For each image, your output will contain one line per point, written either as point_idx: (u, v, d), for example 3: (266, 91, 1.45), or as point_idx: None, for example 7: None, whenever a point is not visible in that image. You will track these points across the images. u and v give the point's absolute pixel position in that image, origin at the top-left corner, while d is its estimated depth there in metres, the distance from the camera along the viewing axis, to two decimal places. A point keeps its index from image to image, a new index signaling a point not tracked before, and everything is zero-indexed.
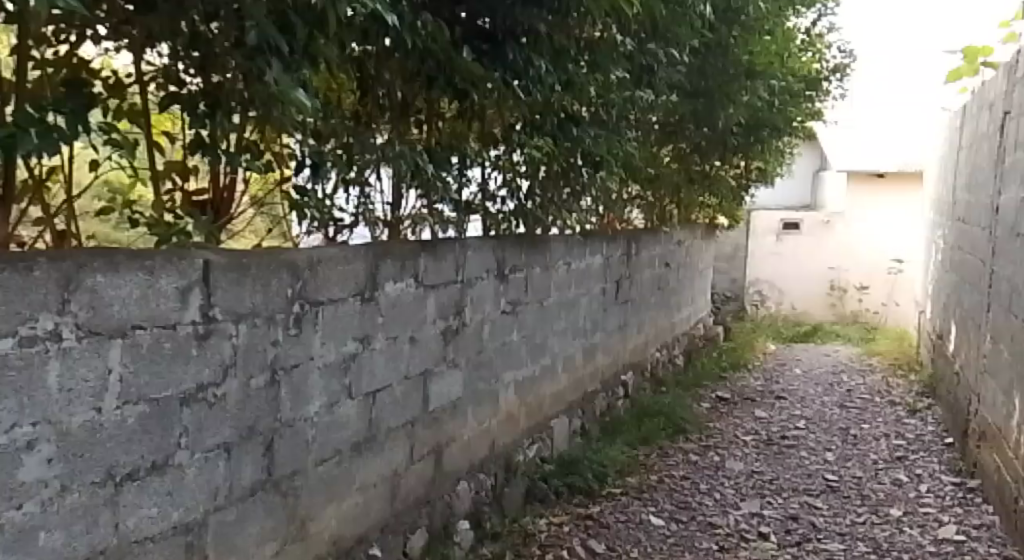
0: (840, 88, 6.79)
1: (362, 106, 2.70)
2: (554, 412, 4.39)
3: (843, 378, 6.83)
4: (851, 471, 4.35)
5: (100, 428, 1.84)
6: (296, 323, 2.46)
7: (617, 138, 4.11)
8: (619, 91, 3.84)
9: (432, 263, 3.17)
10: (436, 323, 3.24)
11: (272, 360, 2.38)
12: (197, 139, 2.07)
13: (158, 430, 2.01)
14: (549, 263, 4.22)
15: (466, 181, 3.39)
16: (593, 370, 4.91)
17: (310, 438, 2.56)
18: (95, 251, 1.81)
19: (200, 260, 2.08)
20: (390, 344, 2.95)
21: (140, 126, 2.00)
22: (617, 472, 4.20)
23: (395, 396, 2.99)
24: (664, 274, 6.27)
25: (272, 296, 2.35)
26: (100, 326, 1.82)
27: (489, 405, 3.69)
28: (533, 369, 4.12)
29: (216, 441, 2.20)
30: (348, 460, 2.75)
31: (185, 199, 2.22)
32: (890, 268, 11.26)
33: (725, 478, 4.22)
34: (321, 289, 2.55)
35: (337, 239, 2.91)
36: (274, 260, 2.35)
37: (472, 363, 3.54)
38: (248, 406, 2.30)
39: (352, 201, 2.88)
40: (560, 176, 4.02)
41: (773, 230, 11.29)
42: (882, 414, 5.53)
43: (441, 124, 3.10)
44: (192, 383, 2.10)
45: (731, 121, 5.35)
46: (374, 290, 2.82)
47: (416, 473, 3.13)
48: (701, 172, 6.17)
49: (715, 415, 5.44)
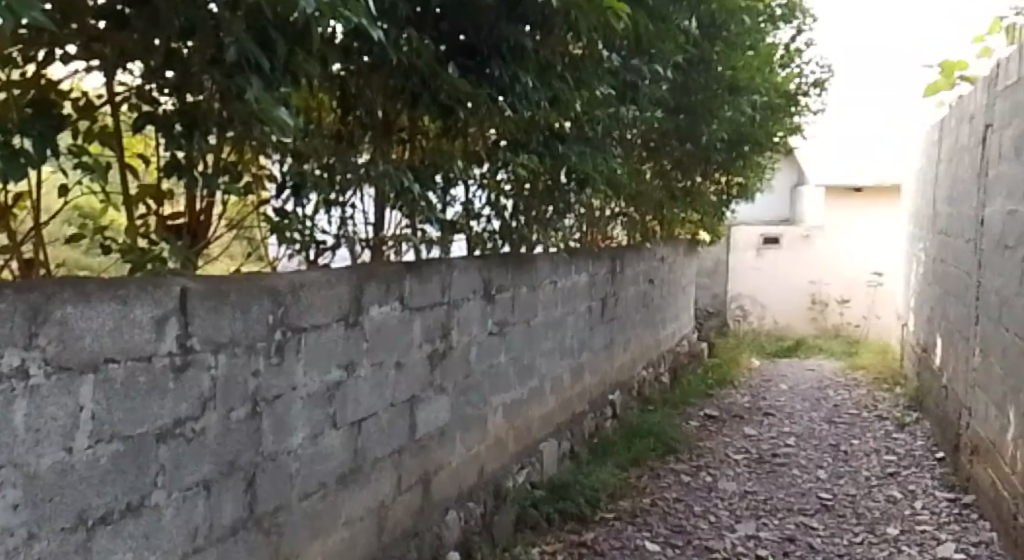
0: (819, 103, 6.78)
1: (344, 125, 2.61)
2: (543, 435, 4.30)
3: (829, 393, 6.78)
4: (844, 488, 4.27)
5: (70, 469, 1.73)
6: (278, 352, 2.35)
7: (603, 155, 4.05)
8: (604, 107, 3.77)
9: (417, 285, 3.08)
10: (422, 348, 3.14)
11: (254, 391, 2.27)
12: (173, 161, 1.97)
13: (133, 470, 1.89)
14: (535, 282, 4.13)
15: (450, 200, 3.29)
16: (580, 391, 4.82)
17: (294, 472, 2.45)
18: (65, 281, 1.70)
19: (176, 288, 1.98)
20: (375, 370, 2.84)
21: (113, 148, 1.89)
22: (609, 495, 4.10)
23: (381, 424, 2.88)
24: (648, 291, 6.21)
25: (253, 323, 2.24)
26: (70, 361, 1.71)
27: (478, 430, 3.59)
28: (520, 391, 4.03)
29: (195, 478, 2.09)
30: (334, 493, 2.63)
31: (161, 223, 2.09)
32: (870, 281, 11.24)
33: (718, 499, 4.13)
34: (303, 315, 2.45)
35: (319, 261, 2.81)
36: (253, 286, 2.24)
37: (460, 388, 3.44)
38: (229, 441, 2.19)
39: (334, 222, 2.78)
40: (544, 194, 3.94)
41: (752, 245, 11.31)
42: (872, 429, 5.47)
43: (424, 143, 3.01)
44: (169, 418, 1.99)
45: (715, 136, 5.30)
46: (358, 314, 2.72)
47: (404, 504, 3.02)
48: (684, 189, 6.13)
49: (705, 433, 5.36)
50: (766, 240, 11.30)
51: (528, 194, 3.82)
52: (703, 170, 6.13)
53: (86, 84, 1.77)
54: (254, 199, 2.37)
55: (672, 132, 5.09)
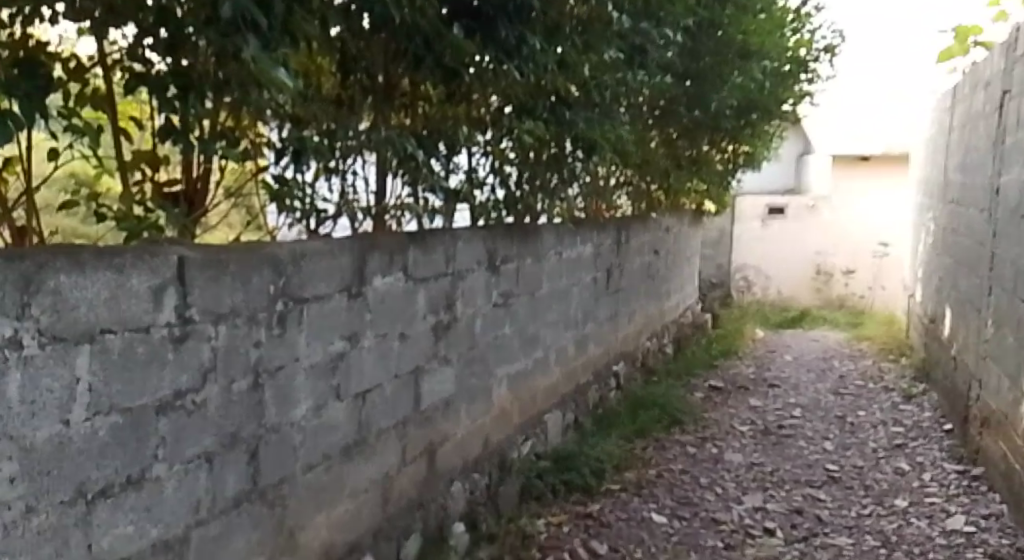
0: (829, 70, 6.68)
1: (345, 90, 2.55)
2: (548, 406, 4.27)
3: (834, 364, 6.75)
4: (851, 460, 4.24)
5: (67, 442, 1.69)
6: (280, 323, 2.30)
7: (611, 122, 3.98)
8: (612, 73, 3.70)
9: (421, 255, 3.03)
10: (427, 319, 3.09)
11: (256, 362, 2.22)
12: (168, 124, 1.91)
13: (133, 443, 1.85)
14: (540, 252, 4.08)
15: (453, 168, 3.23)
16: (585, 362, 4.79)
17: (298, 444, 2.41)
18: (58, 249, 1.65)
19: (174, 257, 1.92)
20: (379, 341, 2.79)
21: (106, 111, 1.85)
22: (615, 467, 4.07)
23: (385, 396, 2.84)
24: (653, 261, 6.16)
25: (254, 294, 2.19)
26: (65, 332, 1.66)
27: (483, 401, 3.56)
28: (525, 362, 3.99)
29: (197, 451, 2.04)
30: (338, 465, 2.60)
31: (156, 191, 2.05)
32: (875, 251, 11.23)
33: (724, 471, 4.10)
34: (305, 286, 2.40)
35: (320, 231, 2.75)
36: (254, 256, 2.19)
37: (464, 359, 3.40)
38: (231, 413, 2.14)
39: (335, 189, 2.73)
40: (549, 163, 3.87)
41: (758, 216, 11.24)
42: (878, 400, 5.43)
43: (427, 109, 2.95)
44: (168, 391, 1.94)
45: (723, 103, 5.23)
46: (361, 285, 2.67)
47: (409, 476, 2.98)
48: (690, 158, 6.06)
49: (709, 404, 5.33)
50: (771, 210, 11.25)
51: (533, 163, 3.76)
52: (709, 139, 6.05)
53: (77, 46, 1.74)
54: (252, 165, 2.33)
55: (680, 98, 5.02)
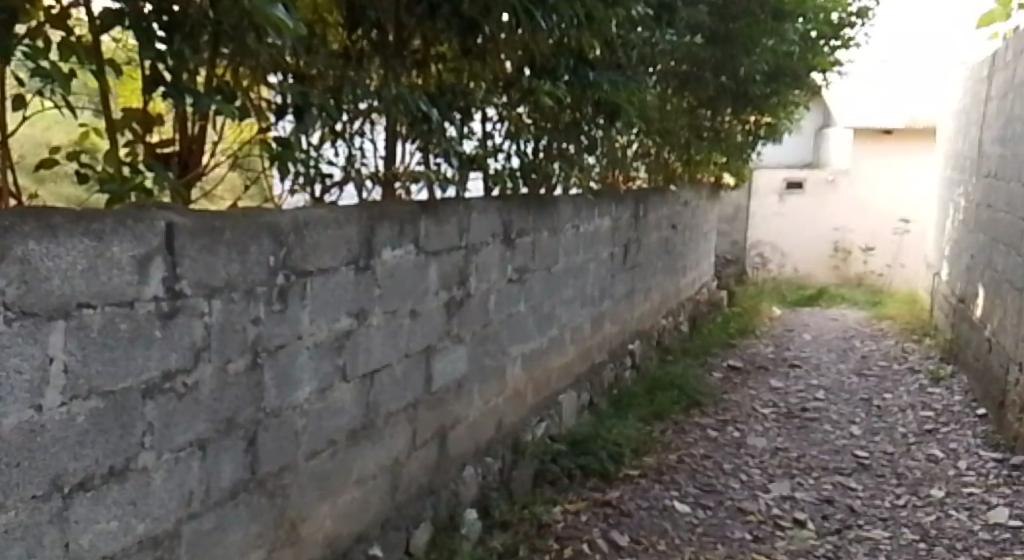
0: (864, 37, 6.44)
1: (351, 42, 2.36)
2: (563, 386, 4.08)
3: (856, 344, 6.55)
4: (881, 446, 4.04)
5: (40, 430, 1.50)
6: (281, 298, 2.11)
7: (636, 85, 3.81)
8: (638, 31, 3.61)
9: (433, 227, 2.83)
10: (439, 294, 2.89)
11: (254, 340, 2.03)
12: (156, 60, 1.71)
13: (117, 431, 1.67)
14: (557, 225, 3.88)
15: (467, 134, 3.01)
16: (600, 340, 4.60)
17: (301, 429, 2.22)
18: (28, 212, 1.46)
19: (161, 223, 1.73)
20: (388, 318, 2.60)
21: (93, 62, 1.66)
22: (634, 451, 3.88)
23: (394, 377, 2.65)
24: (671, 236, 5.97)
25: (252, 266, 1.99)
26: (36, 306, 1.47)
27: (497, 381, 3.37)
28: (541, 341, 3.80)
29: (189, 438, 1.85)
30: (344, 451, 2.41)
31: (149, 152, 1.88)
32: (896, 228, 11.01)
33: (749, 457, 3.92)
34: (308, 257, 2.20)
35: (325, 198, 2.56)
36: (252, 224, 1.99)
37: (477, 337, 3.20)
38: (226, 397, 1.95)
39: (343, 153, 2.53)
40: (568, 130, 3.64)
41: (775, 190, 11.08)
42: (904, 382, 5.24)
43: (440, 68, 2.75)
44: (156, 372, 1.75)
45: (752, 68, 5.02)
46: (369, 258, 2.47)
47: (419, 462, 2.80)
48: (710, 128, 5.87)
49: (728, 385, 5.14)
50: (789, 184, 11.08)
51: (554, 128, 3.54)
52: (731, 108, 5.85)
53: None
54: (263, 122, 2.14)
55: (707, 62, 4.82)
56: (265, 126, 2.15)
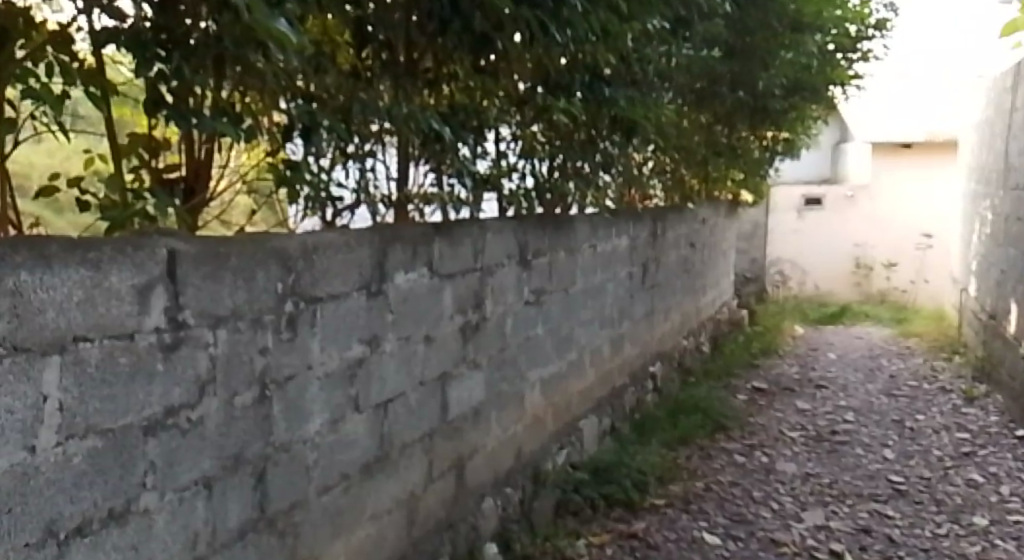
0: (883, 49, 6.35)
1: (361, 60, 2.28)
2: (583, 411, 3.98)
3: (883, 363, 6.43)
4: (916, 471, 3.91)
5: (34, 473, 1.40)
6: (289, 327, 2.01)
7: (653, 100, 3.73)
8: (654, 45, 3.53)
9: (448, 249, 2.73)
10: (454, 319, 2.80)
11: (262, 372, 1.93)
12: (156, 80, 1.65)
13: (116, 471, 1.57)
14: (574, 245, 3.79)
15: (480, 153, 2.92)
16: (620, 363, 4.49)
17: (312, 464, 2.13)
18: (20, 241, 1.37)
19: (163, 250, 1.64)
20: (402, 345, 2.50)
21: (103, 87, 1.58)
22: (658, 478, 3.76)
23: (409, 406, 2.55)
24: (690, 254, 5.87)
25: (258, 294, 1.90)
26: (29, 341, 1.38)
27: (515, 407, 3.27)
28: (560, 365, 3.70)
29: (194, 476, 1.76)
30: (358, 485, 2.31)
31: (156, 178, 1.83)
32: (919, 243, 10.94)
33: (779, 484, 3.79)
34: (318, 283, 2.11)
35: (337, 222, 2.48)
36: (259, 250, 1.90)
37: (495, 362, 3.11)
38: (232, 432, 1.85)
39: (353, 174, 2.45)
40: (585, 148, 3.56)
41: (794, 206, 11.10)
42: (937, 402, 5.11)
43: (452, 86, 2.67)
44: (158, 409, 1.66)
45: (772, 81, 4.94)
46: (382, 282, 2.38)
47: (436, 494, 2.70)
48: (728, 145, 5.79)
49: (753, 407, 5.02)
50: (808, 201, 11.08)
51: (571, 146, 3.46)
52: (749, 124, 5.77)
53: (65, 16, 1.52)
54: (277, 147, 2.08)
55: (725, 76, 4.75)
56: (278, 150, 2.09)
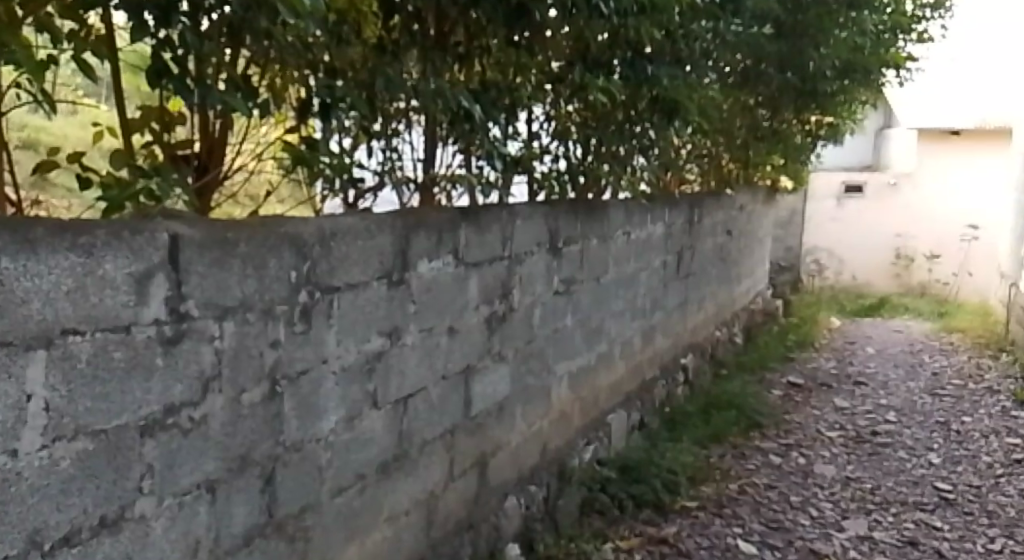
0: (938, 31, 6.15)
1: (387, 31, 2.12)
2: (612, 405, 3.83)
3: (924, 359, 6.62)
4: (965, 478, 4.00)
5: (15, 479, 1.27)
6: (303, 318, 1.87)
7: (696, 80, 3.56)
8: (700, 21, 3.35)
9: (474, 235, 2.58)
10: (480, 310, 2.65)
11: (272, 366, 1.80)
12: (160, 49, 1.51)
13: (108, 475, 1.44)
14: (607, 232, 3.64)
15: (511, 134, 2.77)
16: (651, 354, 4.34)
17: (325, 464, 1.99)
18: (4, 222, 1.23)
19: (163, 235, 1.51)
20: (424, 337, 2.36)
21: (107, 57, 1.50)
22: (690, 479, 3.62)
23: (431, 402, 2.41)
24: (726, 242, 5.73)
25: (270, 284, 1.77)
26: (10, 334, 1.24)
27: (541, 402, 3.13)
28: (589, 356, 3.55)
29: (194, 480, 1.63)
30: (374, 486, 2.18)
31: (168, 154, 1.72)
32: (963, 235, 10.71)
33: (818, 488, 3.74)
34: (335, 272, 1.97)
35: (359, 205, 2.33)
36: (271, 235, 1.76)
37: (522, 355, 2.96)
38: (238, 432, 1.72)
39: (375, 154, 2.30)
40: (623, 130, 3.40)
41: (833, 194, 10.93)
42: (985, 404, 5.32)
43: (484, 62, 2.52)
44: (157, 407, 1.52)
45: (822, 63, 4.78)
46: (404, 271, 2.23)
47: (457, 493, 2.57)
48: (769, 128, 5.68)
49: (790, 404, 5.03)
50: (847, 188, 10.92)
51: (608, 127, 3.29)
52: (792, 108, 5.63)
53: None
54: (300, 122, 1.96)
55: (771, 58, 4.62)
56: (299, 126, 1.97)
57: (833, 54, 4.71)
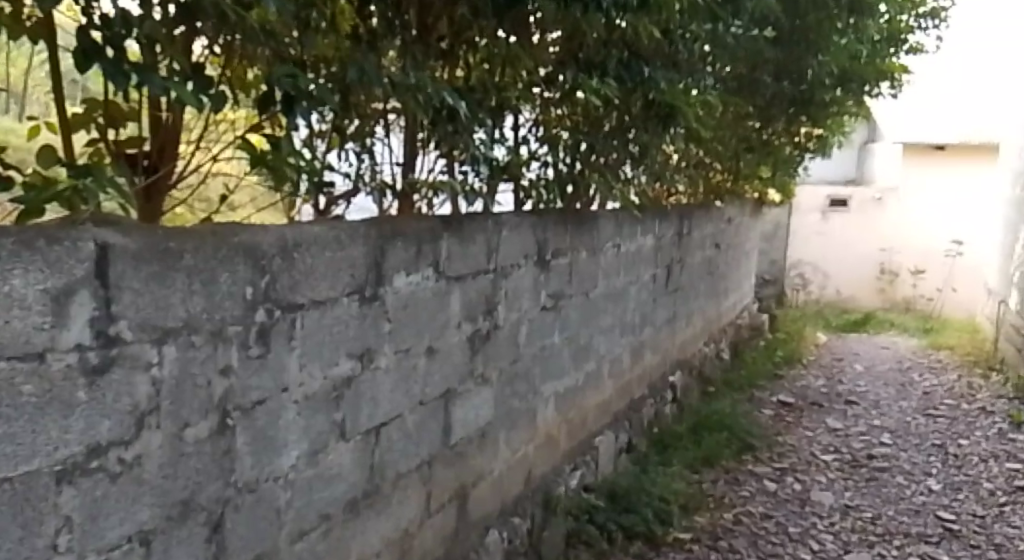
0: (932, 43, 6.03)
1: (363, 21, 1.89)
2: (599, 427, 3.61)
3: (914, 377, 6.46)
4: (967, 507, 3.80)
5: None
6: (260, 340, 1.63)
7: (691, 85, 3.37)
8: (700, 22, 3.16)
9: (457, 247, 2.36)
10: (462, 328, 2.42)
11: (222, 397, 1.56)
12: (90, 24, 1.28)
13: (13, 533, 1.19)
14: (597, 245, 3.42)
15: (498, 138, 2.54)
16: (640, 372, 4.13)
17: (284, 505, 1.75)
18: None
19: (89, 244, 1.27)
20: (400, 359, 2.12)
21: (47, 43, 1.27)
22: (682, 508, 3.40)
23: (406, 431, 2.18)
24: (714, 256, 5.54)
25: (220, 302, 1.52)
26: None
27: (526, 425, 2.90)
28: (577, 377, 3.33)
29: (126, 531, 1.38)
30: (341, 527, 1.94)
31: (114, 152, 1.49)
32: (948, 250, 10.60)
33: (817, 518, 3.54)
34: (299, 287, 1.73)
35: (331, 212, 2.11)
36: (223, 246, 1.52)
37: (505, 377, 2.73)
38: (179, 474, 1.47)
39: (349, 158, 2.07)
40: (615, 136, 3.19)
41: (817, 207, 10.82)
42: (980, 426, 5.15)
43: (469, 58, 2.30)
44: (78, 449, 1.28)
45: (820, 71, 4.63)
46: (378, 286, 2.00)
47: (434, 530, 2.33)
48: (760, 139, 5.51)
49: (782, 425, 4.83)
50: (832, 202, 10.80)
51: (599, 133, 3.07)
52: (783, 118, 5.47)
53: None
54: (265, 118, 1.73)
55: (767, 64, 4.45)
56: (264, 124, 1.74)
57: (831, 62, 4.58)
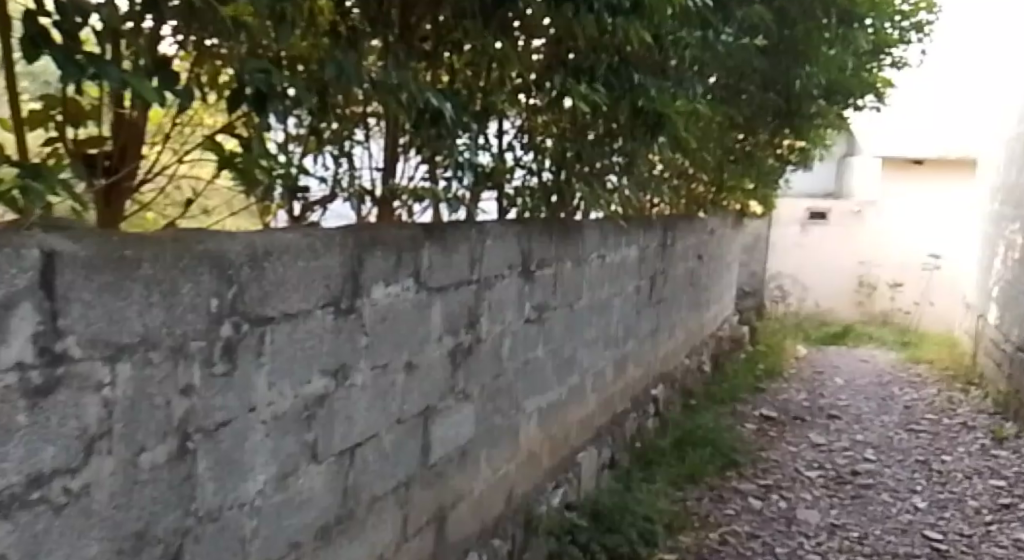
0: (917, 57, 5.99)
1: (343, 16, 1.77)
2: (582, 443, 3.49)
3: (895, 392, 6.40)
4: (954, 525, 3.72)
5: None
6: (225, 356, 1.51)
7: (680, 93, 3.27)
8: (690, 28, 3.06)
9: (439, 256, 2.24)
10: (442, 341, 2.30)
11: (182, 419, 1.43)
12: (40, 6, 1.15)
13: None
14: (581, 256, 3.31)
15: (483, 143, 2.43)
16: (622, 387, 4.02)
17: (250, 534, 1.62)
18: None
19: (35, 253, 1.13)
20: (377, 375, 2.00)
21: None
22: (667, 528, 3.30)
23: (382, 451, 2.05)
24: (696, 267, 5.46)
25: (182, 315, 1.40)
26: None
27: (508, 442, 2.78)
28: (560, 392, 3.21)
29: None
30: (311, 555, 1.81)
31: (74, 152, 1.36)
32: (925, 264, 10.62)
33: (803, 537, 3.44)
34: (269, 299, 1.60)
35: (308, 218, 1.98)
36: (186, 254, 1.39)
37: (487, 393, 2.61)
38: (133, 504, 1.34)
39: (326, 163, 1.95)
40: (602, 144, 3.08)
41: (798, 220, 10.77)
42: (963, 441, 5.08)
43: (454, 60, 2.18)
44: (17, 479, 1.14)
45: (808, 81, 4.55)
46: (354, 297, 1.88)
47: (410, 555, 2.21)
48: (743, 151, 5.43)
49: (765, 440, 4.74)
50: (812, 215, 10.77)
51: (586, 141, 2.96)
52: (768, 130, 5.40)
53: None
54: (237, 118, 1.60)
55: (753, 74, 4.37)
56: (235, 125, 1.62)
57: (818, 73, 4.51)
